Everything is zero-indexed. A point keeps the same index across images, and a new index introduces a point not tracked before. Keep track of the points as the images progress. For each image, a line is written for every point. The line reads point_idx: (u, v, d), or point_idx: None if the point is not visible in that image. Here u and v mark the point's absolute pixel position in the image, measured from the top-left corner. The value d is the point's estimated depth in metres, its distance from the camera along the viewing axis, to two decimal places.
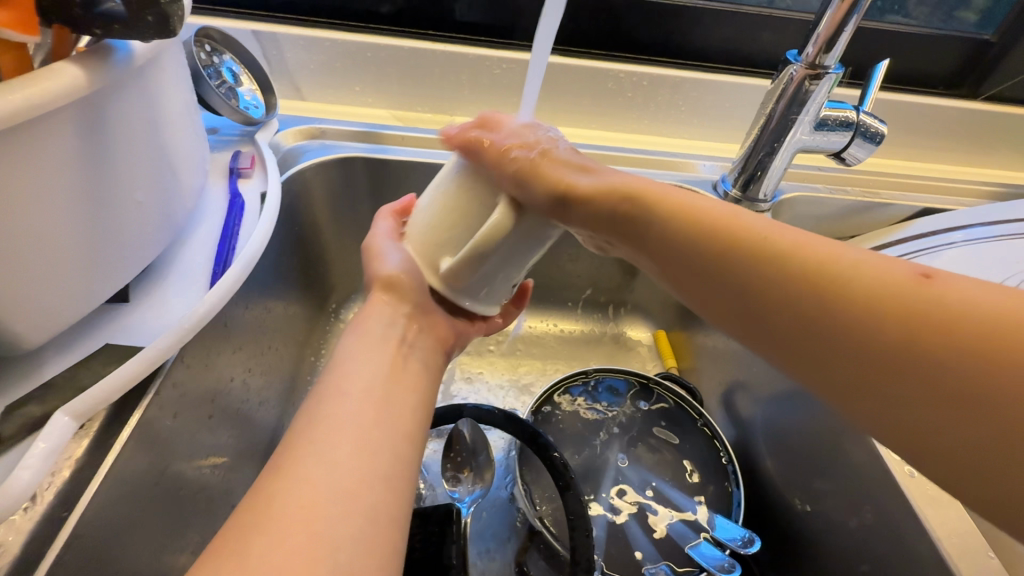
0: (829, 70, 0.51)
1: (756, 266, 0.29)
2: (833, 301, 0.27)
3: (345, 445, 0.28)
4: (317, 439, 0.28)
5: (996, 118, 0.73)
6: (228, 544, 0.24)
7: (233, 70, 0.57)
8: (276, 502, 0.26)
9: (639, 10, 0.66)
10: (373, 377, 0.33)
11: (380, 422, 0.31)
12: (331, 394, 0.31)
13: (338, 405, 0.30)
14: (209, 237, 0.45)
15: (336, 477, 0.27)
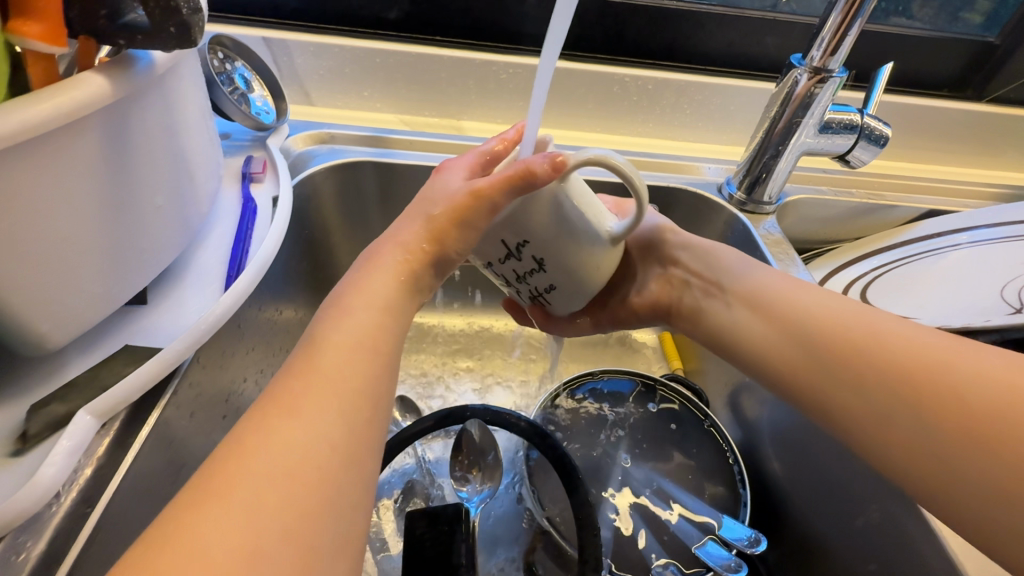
0: (833, 74, 0.52)
1: (812, 314, 0.38)
2: (875, 351, 0.34)
3: (336, 392, 0.27)
4: (305, 384, 0.27)
5: (1001, 120, 0.74)
6: (194, 495, 0.23)
7: (245, 76, 0.58)
8: (259, 443, 0.24)
9: (644, 15, 0.67)
10: (374, 319, 0.31)
11: (374, 364, 0.29)
12: (323, 336, 0.29)
13: (330, 346, 0.29)
14: (222, 241, 0.45)
15: (325, 419, 0.26)
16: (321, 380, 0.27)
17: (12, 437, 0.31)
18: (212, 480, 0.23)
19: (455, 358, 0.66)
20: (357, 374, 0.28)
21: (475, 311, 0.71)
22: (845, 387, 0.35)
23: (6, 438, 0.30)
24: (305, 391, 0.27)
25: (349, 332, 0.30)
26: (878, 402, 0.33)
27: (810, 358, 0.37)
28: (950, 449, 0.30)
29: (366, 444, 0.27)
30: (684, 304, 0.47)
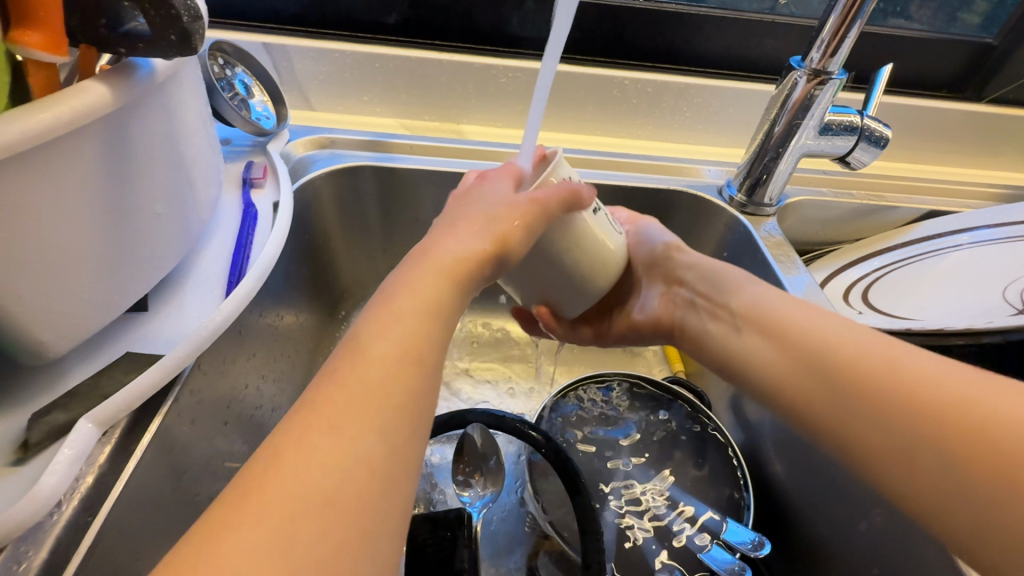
0: (833, 76, 0.52)
1: (828, 341, 0.37)
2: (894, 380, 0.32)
3: (382, 405, 0.24)
4: (344, 393, 0.24)
5: (1000, 120, 0.74)
6: (232, 493, 0.21)
7: (245, 82, 0.59)
8: (293, 458, 0.22)
9: (643, 18, 0.67)
10: (429, 323, 0.29)
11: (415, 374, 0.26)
12: (373, 334, 0.27)
13: (372, 356, 0.26)
14: (223, 247, 0.45)
15: (363, 438, 0.23)
16: (358, 392, 0.24)
17: (13, 446, 0.30)
18: (248, 480, 0.22)
19: (457, 362, 0.66)
20: (400, 385, 0.25)
21: (476, 315, 0.71)
22: (850, 405, 0.34)
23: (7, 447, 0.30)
24: (343, 403, 0.24)
25: (393, 340, 0.27)
26: (900, 436, 0.31)
27: (822, 379, 0.36)
28: (974, 489, 0.27)
29: (406, 466, 0.24)
30: (687, 325, 0.47)
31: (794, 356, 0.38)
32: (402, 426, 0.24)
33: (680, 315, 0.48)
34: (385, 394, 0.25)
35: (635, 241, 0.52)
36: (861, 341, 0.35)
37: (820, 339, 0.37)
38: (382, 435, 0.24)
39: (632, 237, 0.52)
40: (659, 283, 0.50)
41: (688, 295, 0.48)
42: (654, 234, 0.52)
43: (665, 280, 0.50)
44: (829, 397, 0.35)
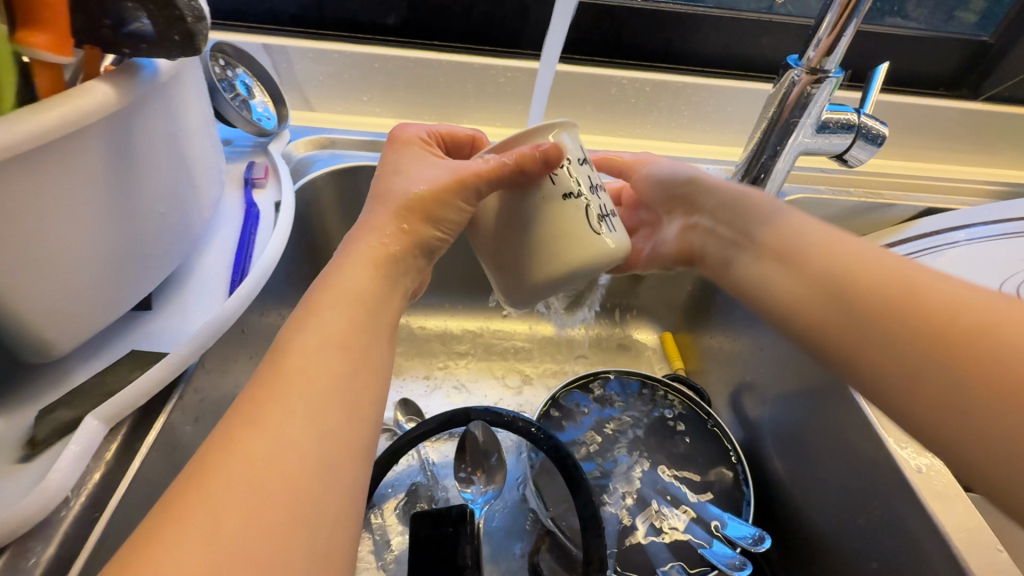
0: (830, 74, 0.52)
1: (845, 264, 0.35)
2: (909, 304, 0.31)
3: (308, 407, 0.27)
4: (276, 397, 0.27)
5: (996, 118, 0.74)
6: (181, 503, 0.23)
7: (245, 82, 0.59)
8: (228, 466, 0.25)
9: (641, 18, 0.68)
10: (347, 328, 0.31)
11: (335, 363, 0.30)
12: (292, 347, 0.29)
13: (299, 350, 0.29)
14: (225, 247, 0.46)
15: (295, 433, 0.26)
16: (289, 390, 0.28)
17: (20, 443, 0.31)
18: (185, 489, 0.24)
19: (457, 361, 0.67)
20: (323, 377, 0.29)
21: (476, 314, 0.71)
22: (866, 336, 0.32)
23: (14, 444, 0.31)
24: (277, 404, 0.27)
25: (315, 341, 0.30)
26: (912, 363, 0.30)
27: (840, 314, 0.34)
28: (987, 416, 0.26)
29: (339, 458, 0.27)
30: (707, 254, 0.45)
31: (814, 284, 0.36)
32: (331, 420, 0.28)
33: (699, 246, 0.46)
34: (315, 393, 0.28)
35: (644, 183, 0.50)
36: (881, 270, 0.34)
37: (843, 259, 0.35)
38: (315, 425, 0.27)
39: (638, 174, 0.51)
40: (679, 215, 0.47)
41: (707, 225, 0.44)
42: (664, 165, 0.49)
43: (685, 211, 0.47)
44: (845, 331, 0.33)
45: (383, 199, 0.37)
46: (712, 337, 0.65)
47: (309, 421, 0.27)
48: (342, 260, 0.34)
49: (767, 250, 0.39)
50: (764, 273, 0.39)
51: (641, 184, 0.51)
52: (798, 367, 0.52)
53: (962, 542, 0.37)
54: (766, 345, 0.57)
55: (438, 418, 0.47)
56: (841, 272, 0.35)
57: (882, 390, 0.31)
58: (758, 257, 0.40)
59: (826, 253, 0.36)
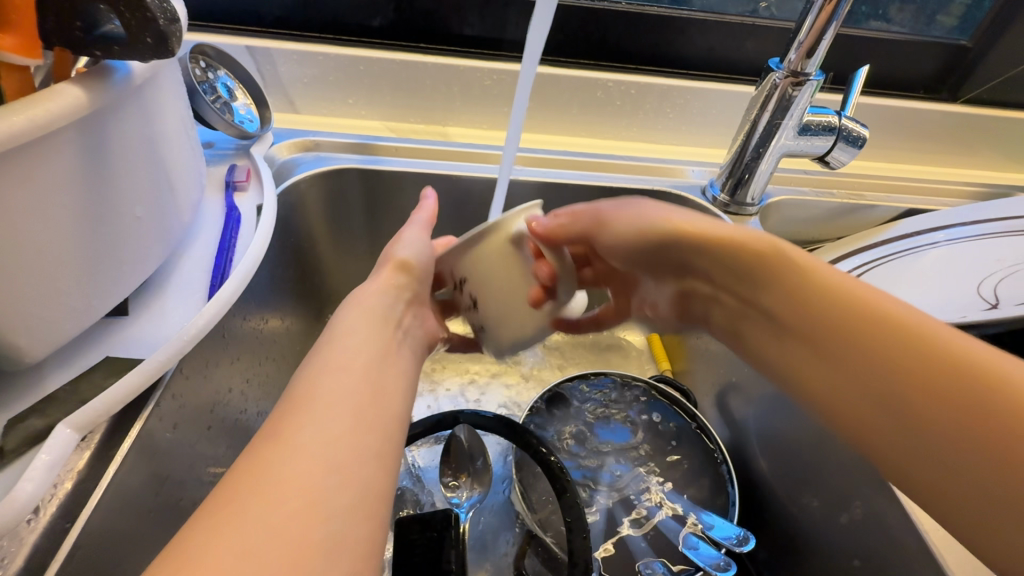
0: (810, 77, 0.53)
1: (847, 294, 0.36)
2: (906, 353, 0.33)
3: (342, 409, 0.29)
4: (307, 408, 0.29)
5: (975, 120, 0.75)
6: (228, 497, 0.24)
7: (227, 85, 0.58)
8: (277, 457, 0.26)
9: (625, 21, 0.68)
10: (368, 353, 0.34)
11: (361, 379, 0.32)
12: (320, 364, 0.32)
13: (328, 370, 0.31)
14: (206, 250, 0.45)
15: (331, 434, 0.28)
16: (323, 401, 0.29)
17: None
18: (236, 483, 0.25)
19: (444, 364, 0.66)
20: (354, 391, 0.31)
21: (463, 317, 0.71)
22: (864, 373, 0.35)
23: None
24: (311, 407, 0.29)
25: (340, 364, 0.32)
26: (908, 410, 0.33)
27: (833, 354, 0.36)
28: (991, 480, 0.30)
29: (368, 462, 0.28)
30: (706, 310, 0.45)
31: (813, 317, 0.37)
32: (362, 428, 0.29)
33: (703, 312, 0.46)
34: (348, 403, 0.30)
35: (617, 240, 0.44)
36: (893, 308, 0.35)
37: (843, 299, 0.36)
38: (348, 430, 0.28)
39: (620, 214, 0.44)
40: (670, 280, 0.46)
41: (706, 290, 0.44)
42: (651, 207, 0.43)
43: (676, 276, 0.45)
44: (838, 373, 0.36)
45: (383, 263, 0.42)
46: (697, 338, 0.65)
47: (344, 427, 0.28)
48: (351, 304, 0.38)
49: (759, 284, 0.40)
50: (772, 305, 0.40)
51: (617, 234, 0.44)
52: None
53: (940, 539, 0.37)
54: None
55: (422, 422, 0.47)
56: (833, 343, 0.36)
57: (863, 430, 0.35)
58: (760, 292, 0.40)
59: (822, 285, 0.37)
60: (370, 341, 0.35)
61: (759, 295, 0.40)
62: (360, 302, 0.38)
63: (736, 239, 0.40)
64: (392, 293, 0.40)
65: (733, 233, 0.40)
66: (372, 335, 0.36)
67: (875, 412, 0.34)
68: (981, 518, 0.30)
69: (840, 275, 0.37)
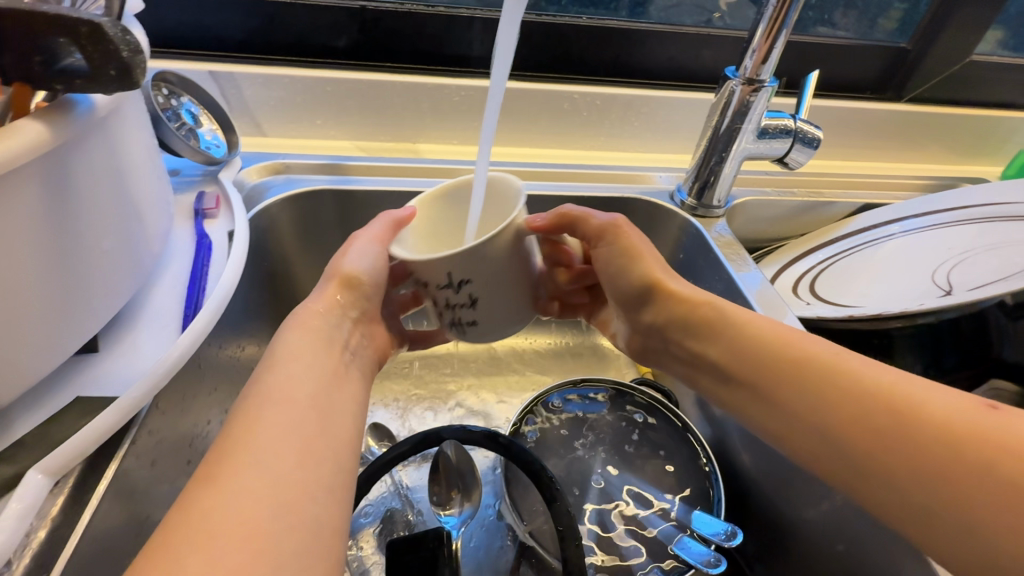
0: (765, 83, 0.55)
1: (820, 359, 0.36)
2: (882, 412, 0.32)
3: (286, 445, 0.31)
4: (247, 450, 0.30)
5: (919, 118, 0.80)
6: (172, 541, 0.25)
7: (192, 111, 0.58)
8: (219, 500, 0.27)
9: (587, 34, 0.70)
10: (312, 384, 0.35)
11: (304, 411, 0.33)
12: (262, 398, 0.33)
13: (268, 404, 0.33)
14: (177, 280, 0.44)
15: (268, 474, 0.29)
16: (262, 439, 0.30)
17: None
18: (179, 527, 0.26)
19: (427, 380, 0.66)
20: (295, 426, 0.32)
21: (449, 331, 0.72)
22: (835, 434, 0.34)
23: None
24: (253, 446, 0.30)
25: (281, 398, 0.33)
26: (889, 462, 0.31)
27: (802, 413, 0.36)
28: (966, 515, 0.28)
29: (313, 494, 0.29)
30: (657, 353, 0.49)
31: (776, 379, 0.38)
32: (304, 464, 0.30)
33: (659, 354, 0.49)
34: (289, 439, 0.31)
35: (618, 277, 0.48)
36: (859, 367, 0.34)
37: (816, 360, 0.36)
38: (288, 467, 0.30)
39: (620, 257, 0.47)
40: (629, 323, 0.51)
41: (665, 343, 0.47)
42: (645, 248, 0.47)
43: (640, 323, 0.49)
44: (810, 431, 0.35)
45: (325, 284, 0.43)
46: None
47: (283, 463, 0.30)
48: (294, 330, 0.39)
49: (716, 337, 0.42)
50: (724, 356, 0.41)
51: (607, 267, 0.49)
52: None
53: None
54: None
55: (408, 442, 0.46)
56: (790, 391, 0.37)
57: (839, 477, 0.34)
58: (709, 342, 0.43)
59: (791, 351, 0.38)
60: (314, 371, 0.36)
61: (721, 344, 0.42)
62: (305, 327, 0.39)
63: (720, 304, 0.43)
64: (335, 311, 0.42)
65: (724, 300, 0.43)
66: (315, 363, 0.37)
67: (834, 447, 0.34)
68: (962, 538, 0.29)
69: (825, 348, 0.37)
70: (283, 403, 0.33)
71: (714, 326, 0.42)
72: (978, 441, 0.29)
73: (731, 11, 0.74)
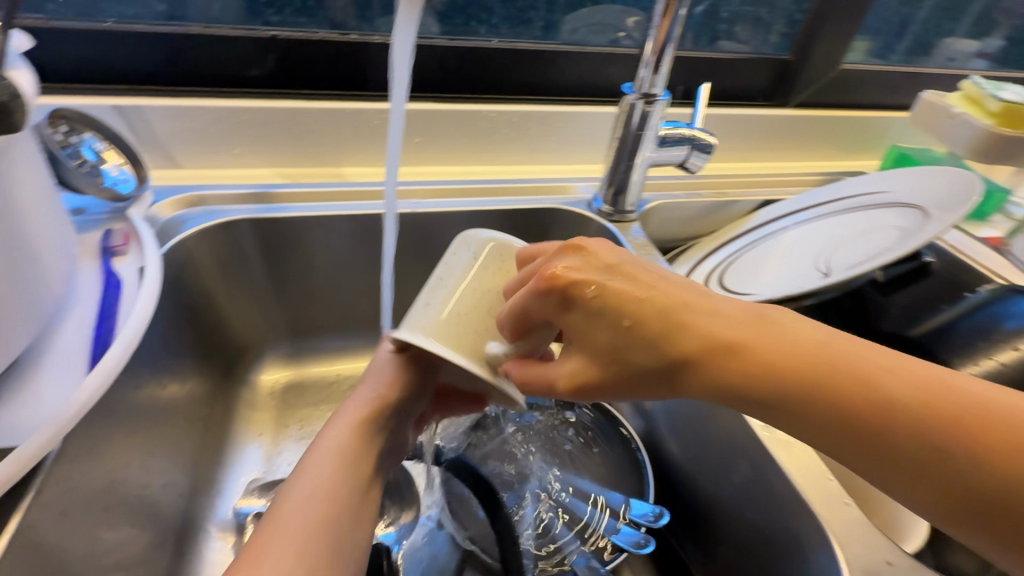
0: (658, 97, 0.60)
1: (857, 372, 0.29)
2: (945, 423, 0.27)
3: (301, 551, 0.31)
4: (273, 546, 0.31)
5: (806, 120, 0.89)
6: None
7: (94, 146, 0.56)
8: None
9: (499, 55, 0.73)
10: (349, 485, 0.35)
11: (339, 503, 0.34)
12: (299, 496, 0.34)
13: (295, 499, 0.33)
14: (84, 321, 0.43)
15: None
16: (280, 548, 0.31)
17: None
18: None
19: None
20: (322, 519, 0.33)
21: None
22: (897, 460, 0.28)
23: None
24: (272, 552, 0.30)
25: (309, 492, 0.34)
26: (960, 488, 0.27)
27: (853, 441, 0.29)
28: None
29: None
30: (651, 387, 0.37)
31: (815, 412, 0.29)
32: (329, 561, 0.31)
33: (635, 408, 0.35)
34: (311, 532, 0.32)
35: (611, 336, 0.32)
36: (897, 373, 0.29)
37: (851, 376, 0.29)
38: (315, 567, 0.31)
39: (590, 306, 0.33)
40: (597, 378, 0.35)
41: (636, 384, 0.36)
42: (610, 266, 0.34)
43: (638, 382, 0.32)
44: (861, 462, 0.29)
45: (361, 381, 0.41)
46: None
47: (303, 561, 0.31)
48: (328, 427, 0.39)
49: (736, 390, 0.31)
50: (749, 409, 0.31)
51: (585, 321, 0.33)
52: None
53: None
54: None
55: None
56: (833, 419, 0.29)
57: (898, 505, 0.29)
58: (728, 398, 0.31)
59: (824, 372, 0.29)
60: (356, 458, 0.37)
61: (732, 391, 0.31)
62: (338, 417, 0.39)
63: (705, 327, 0.31)
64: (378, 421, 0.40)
65: (704, 319, 0.31)
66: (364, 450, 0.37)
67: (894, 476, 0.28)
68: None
69: (850, 357, 0.29)
70: (308, 497, 0.33)
71: (721, 372, 0.31)
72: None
73: (637, 28, 0.80)
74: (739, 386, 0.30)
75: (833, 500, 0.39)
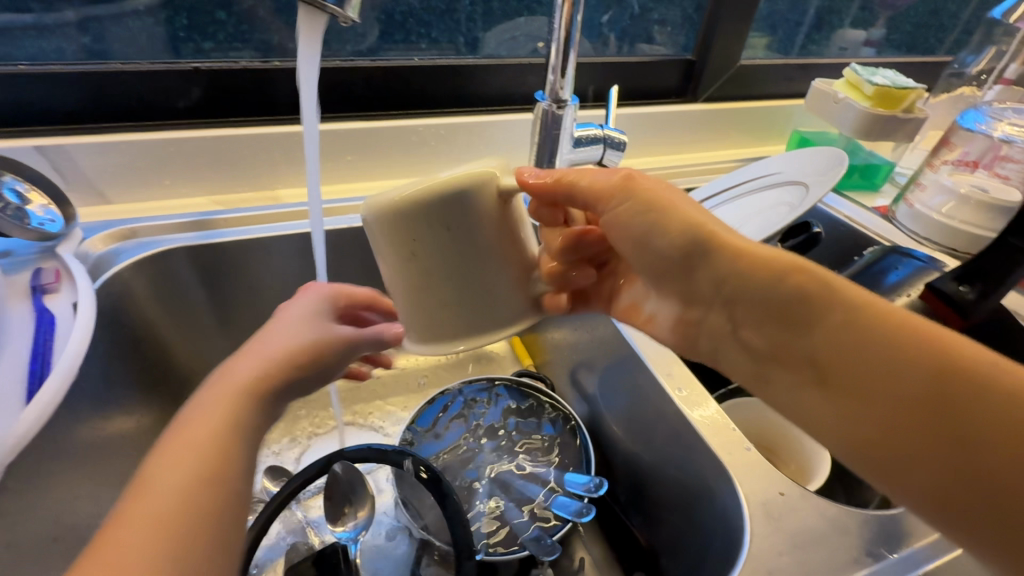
0: (567, 102, 0.65)
1: (844, 302, 0.37)
2: (901, 376, 0.34)
3: (186, 484, 0.32)
4: (158, 496, 0.31)
5: (715, 113, 0.96)
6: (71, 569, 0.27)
7: (17, 188, 0.55)
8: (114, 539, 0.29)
9: (422, 72, 0.77)
10: (237, 416, 0.36)
11: (231, 454, 0.34)
12: (182, 436, 0.34)
13: (181, 451, 0.33)
14: (17, 358, 0.43)
15: (179, 525, 0.30)
16: (163, 486, 0.31)
17: None
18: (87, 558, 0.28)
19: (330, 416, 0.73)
20: (212, 469, 0.33)
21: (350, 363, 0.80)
22: (864, 383, 0.36)
23: None
24: (157, 488, 0.31)
25: (200, 445, 0.33)
26: (891, 421, 0.35)
27: (822, 360, 0.38)
28: (946, 476, 0.33)
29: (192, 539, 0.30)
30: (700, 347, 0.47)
31: (795, 325, 0.39)
32: (222, 509, 0.32)
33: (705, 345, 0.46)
34: (202, 481, 0.32)
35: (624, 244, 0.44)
36: (901, 318, 0.36)
37: (857, 308, 0.36)
38: (196, 515, 0.31)
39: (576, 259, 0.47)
40: (676, 302, 0.46)
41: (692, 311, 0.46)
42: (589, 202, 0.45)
43: (683, 302, 0.45)
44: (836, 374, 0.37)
45: (255, 340, 0.41)
46: (550, 331, 0.76)
47: (189, 507, 0.31)
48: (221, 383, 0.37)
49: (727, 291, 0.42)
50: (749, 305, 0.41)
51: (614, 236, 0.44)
52: (604, 340, 0.62)
53: None
54: (577, 327, 0.69)
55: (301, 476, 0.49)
56: (824, 335, 0.37)
57: (841, 421, 0.37)
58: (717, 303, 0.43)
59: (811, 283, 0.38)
60: (249, 410, 0.36)
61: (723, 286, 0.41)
62: (232, 374, 0.38)
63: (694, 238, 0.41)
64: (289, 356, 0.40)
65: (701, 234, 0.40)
66: (262, 405, 0.38)
67: (865, 402, 0.36)
68: (928, 484, 0.34)
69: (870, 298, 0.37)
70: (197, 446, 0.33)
71: (722, 280, 0.41)
72: (997, 392, 0.32)
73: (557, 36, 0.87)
74: (746, 275, 0.40)
75: (735, 447, 0.43)
